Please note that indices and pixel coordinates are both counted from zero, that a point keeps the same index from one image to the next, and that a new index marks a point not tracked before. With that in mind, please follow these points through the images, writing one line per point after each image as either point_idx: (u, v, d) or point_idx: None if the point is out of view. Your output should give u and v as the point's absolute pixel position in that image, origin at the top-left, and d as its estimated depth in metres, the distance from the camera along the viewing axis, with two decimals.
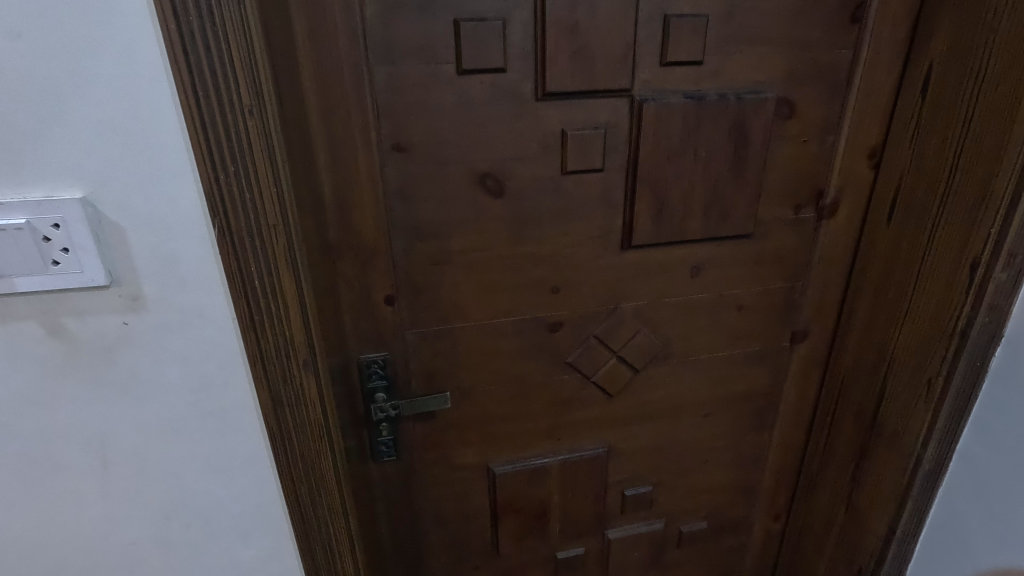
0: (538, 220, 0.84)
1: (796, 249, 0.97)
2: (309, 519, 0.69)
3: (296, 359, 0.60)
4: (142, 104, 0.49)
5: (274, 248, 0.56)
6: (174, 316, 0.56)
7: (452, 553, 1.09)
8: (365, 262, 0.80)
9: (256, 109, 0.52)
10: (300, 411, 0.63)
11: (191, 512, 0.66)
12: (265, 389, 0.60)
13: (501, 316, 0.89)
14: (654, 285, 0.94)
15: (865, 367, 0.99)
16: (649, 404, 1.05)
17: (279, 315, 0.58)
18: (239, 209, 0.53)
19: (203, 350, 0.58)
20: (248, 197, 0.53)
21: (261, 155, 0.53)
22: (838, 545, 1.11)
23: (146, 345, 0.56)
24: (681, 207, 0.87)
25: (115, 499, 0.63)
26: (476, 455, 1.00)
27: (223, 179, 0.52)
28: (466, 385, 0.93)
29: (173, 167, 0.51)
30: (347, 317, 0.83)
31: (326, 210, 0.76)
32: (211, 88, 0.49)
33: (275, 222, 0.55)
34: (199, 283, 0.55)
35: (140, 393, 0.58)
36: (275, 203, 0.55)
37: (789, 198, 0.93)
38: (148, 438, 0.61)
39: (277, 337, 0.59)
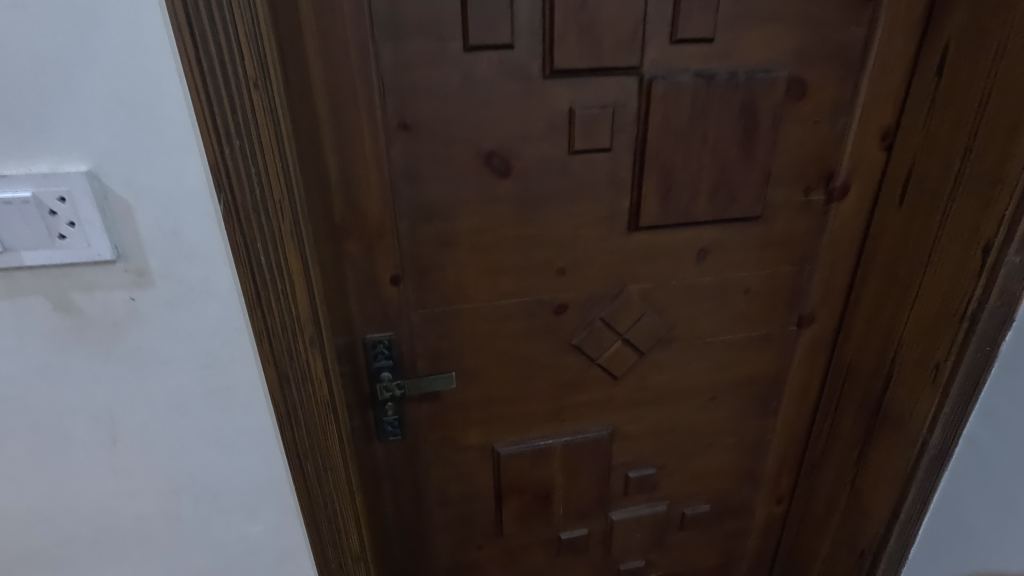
0: (544, 201, 0.83)
1: (804, 232, 0.96)
2: (316, 495, 0.69)
3: (302, 336, 0.61)
4: (147, 76, 0.48)
5: (280, 224, 0.56)
6: (181, 292, 0.56)
7: (457, 532, 1.10)
8: (371, 242, 0.79)
9: (261, 84, 0.52)
10: (306, 389, 0.63)
11: (199, 487, 0.66)
12: (271, 366, 0.60)
13: (506, 298, 0.89)
14: (660, 268, 0.93)
15: (872, 352, 0.98)
16: (654, 387, 1.05)
17: (286, 292, 0.58)
18: (245, 185, 0.53)
19: (210, 327, 0.58)
20: (253, 172, 0.53)
21: (266, 130, 0.53)
22: (841, 529, 1.11)
23: (152, 320, 0.57)
24: (689, 189, 0.86)
25: (124, 473, 0.63)
26: (481, 436, 1.01)
27: (230, 154, 0.52)
28: (471, 367, 0.93)
29: (178, 141, 0.51)
30: (353, 297, 0.83)
31: (331, 188, 0.75)
32: (218, 61, 0.49)
33: (279, 198, 0.55)
34: (205, 258, 0.55)
35: (148, 368, 0.59)
36: (279, 178, 0.55)
37: (798, 181, 0.92)
38: (155, 413, 0.61)
39: (284, 315, 0.59)
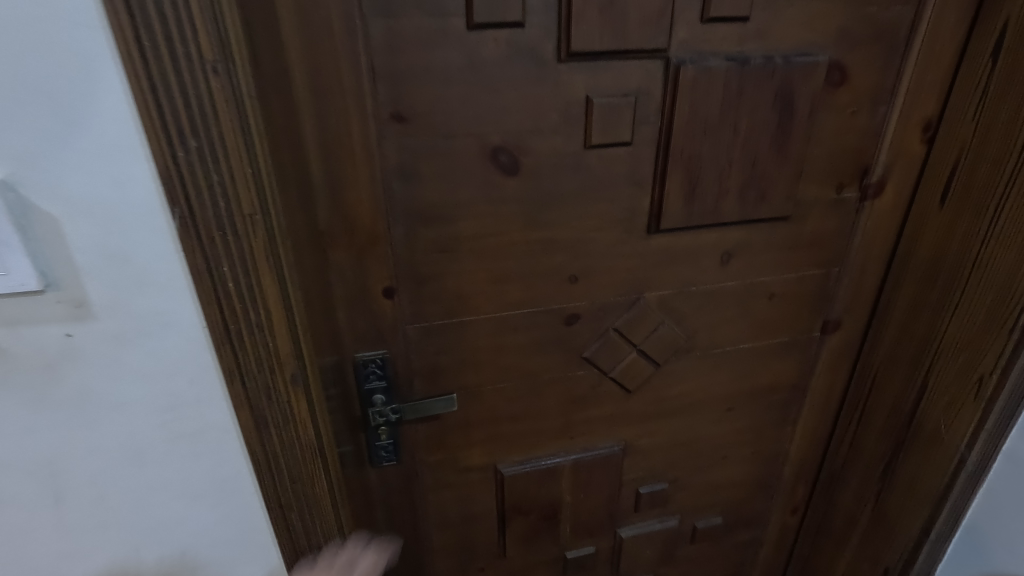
0: (556, 201, 0.74)
1: (834, 232, 0.88)
2: (301, 547, 0.62)
3: (282, 374, 0.52)
4: (75, 62, 0.38)
5: (252, 243, 0.47)
6: (135, 322, 0.46)
7: (457, 556, 1.02)
8: (361, 250, 0.70)
9: (229, 80, 0.43)
10: (289, 432, 0.55)
11: (164, 544, 0.57)
12: (246, 408, 0.52)
13: (513, 308, 0.80)
14: (680, 273, 0.85)
15: (904, 362, 0.92)
16: (669, 400, 0.97)
17: (261, 321, 0.50)
18: (206, 199, 0.44)
19: (172, 362, 0.48)
20: (217, 181, 0.44)
21: (237, 135, 0.44)
22: (863, 544, 1.05)
23: (96, 360, 0.47)
24: (715, 187, 0.77)
25: (71, 535, 0.54)
26: (484, 456, 0.93)
27: (186, 161, 0.43)
28: (473, 384, 0.84)
29: (119, 144, 0.41)
30: (341, 312, 0.73)
31: (313, 193, 0.65)
32: (164, 50, 0.40)
33: (251, 211, 0.46)
34: (159, 285, 0.45)
35: (93, 416, 0.49)
36: (254, 192, 0.47)
37: (832, 176, 0.83)
38: (106, 466, 0.51)
39: (259, 349, 0.50)
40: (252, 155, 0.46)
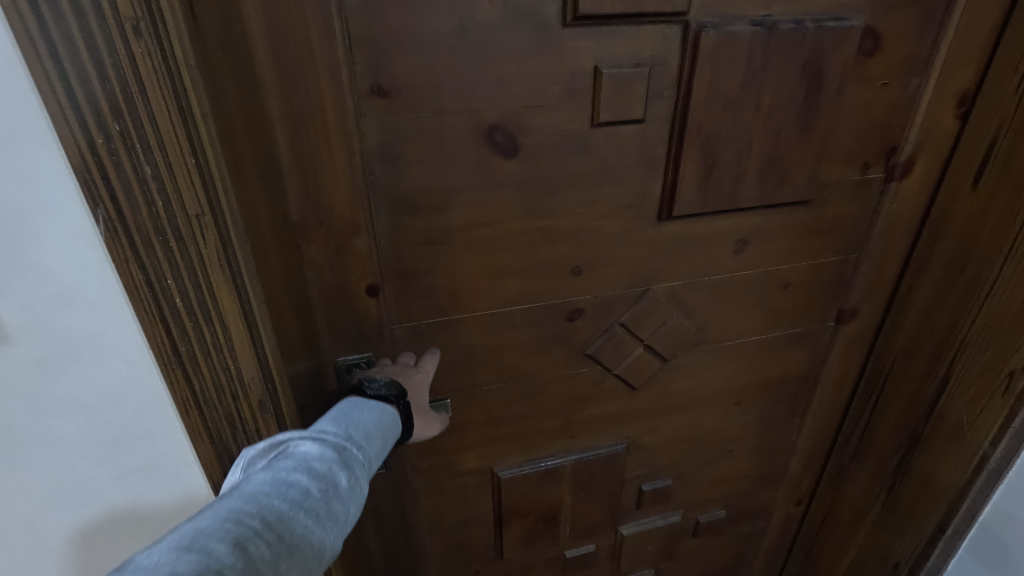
0: (559, 187, 0.66)
1: (855, 216, 0.82)
2: None
3: (239, 373, 0.51)
4: None
5: (199, 241, 0.45)
6: (62, 334, 0.46)
7: (451, 559, 0.97)
8: (340, 245, 0.61)
9: (168, 75, 0.39)
10: (246, 427, 0.54)
11: (110, 527, 0.58)
12: (193, 404, 0.51)
13: (510, 304, 0.73)
14: (692, 262, 0.78)
15: (923, 354, 0.87)
16: (675, 396, 0.91)
17: (213, 325, 0.48)
18: (139, 201, 0.42)
19: (106, 368, 0.48)
20: (148, 172, 0.41)
21: (180, 136, 0.41)
22: (871, 537, 1.02)
23: (24, 357, 0.46)
24: (733, 169, 0.70)
25: (16, 518, 0.55)
26: (479, 459, 0.86)
27: (111, 162, 0.40)
28: (467, 385, 0.78)
29: (25, 140, 0.39)
30: (319, 313, 0.65)
31: (277, 182, 0.56)
32: (82, 41, 0.36)
33: (196, 211, 0.44)
34: (84, 283, 0.44)
35: (30, 409, 0.49)
36: (201, 196, 0.44)
37: (857, 156, 0.76)
38: (45, 457, 0.51)
39: (217, 348, 0.50)
40: (191, 146, 0.42)
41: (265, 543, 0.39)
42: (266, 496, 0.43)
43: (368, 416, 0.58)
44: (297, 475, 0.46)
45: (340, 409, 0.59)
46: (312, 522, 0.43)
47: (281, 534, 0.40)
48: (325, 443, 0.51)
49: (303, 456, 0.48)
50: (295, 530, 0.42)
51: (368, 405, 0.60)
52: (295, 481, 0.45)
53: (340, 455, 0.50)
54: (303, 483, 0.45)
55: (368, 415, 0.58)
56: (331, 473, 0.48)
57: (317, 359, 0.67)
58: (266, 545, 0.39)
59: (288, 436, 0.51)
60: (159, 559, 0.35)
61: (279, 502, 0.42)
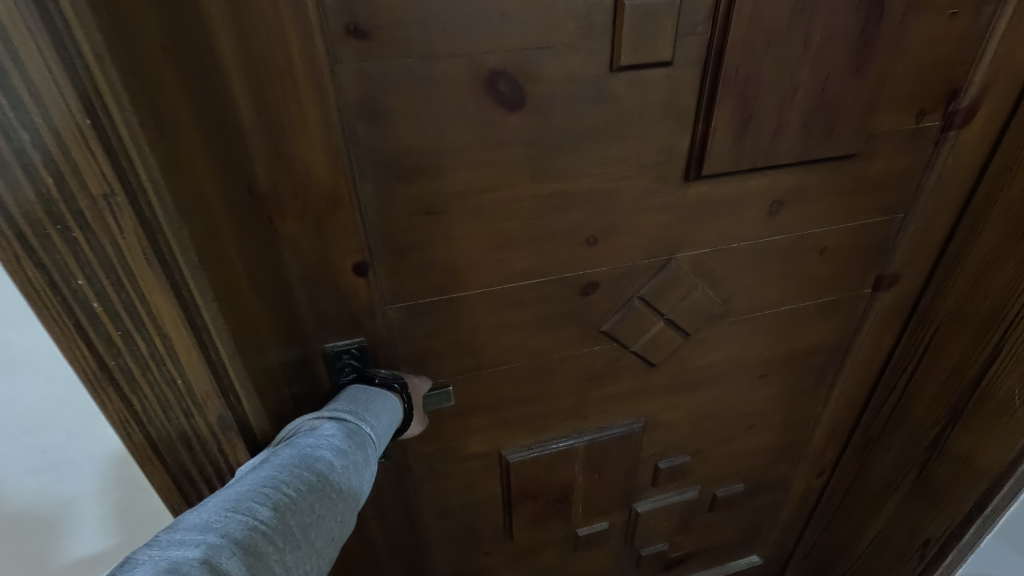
0: (571, 144, 0.57)
1: (904, 171, 0.73)
2: None
3: (182, 385, 0.45)
4: None
5: (109, 226, 0.37)
6: None
7: (458, 542, 0.93)
8: (319, 217, 0.53)
9: (38, 11, 0.30)
10: (193, 442, 0.49)
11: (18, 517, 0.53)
12: (122, 418, 0.45)
13: (517, 279, 0.65)
14: (720, 228, 0.69)
15: (971, 322, 0.80)
16: (696, 371, 0.84)
17: (143, 324, 0.42)
18: (16, 172, 0.34)
19: (30, 352, 0.45)
20: (25, 138, 0.33)
21: (64, 90, 0.32)
22: (902, 510, 0.98)
23: None
24: (774, 119, 0.60)
25: None
26: (486, 443, 0.80)
27: None
28: (471, 367, 0.71)
29: None
30: (301, 296, 0.57)
31: (236, 150, 0.48)
32: None
33: (100, 189, 0.36)
34: None
35: None
36: (107, 171, 0.35)
37: (914, 101, 0.66)
38: None
39: (157, 353, 0.43)
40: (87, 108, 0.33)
41: (299, 510, 0.38)
42: (296, 466, 0.41)
43: (375, 399, 0.57)
44: (321, 450, 0.44)
45: (347, 395, 0.58)
46: (337, 495, 0.41)
47: (313, 503, 0.39)
48: (341, 423, 0.50)
49: (324, 434, 0.47)
50: (323, 500, 0.40)
51: (374, 394, 0.59)
52: (320, 455, 0.44)
53: (357, 434, 0.49)
54: (326, 458, 0.44)
55: (376, 402, 0.57)
56: (350, 451, 0.47)
57: (302, 347, 0.60)
58: (300, 512, 0.38)
59: (304, 418, 0.50)
60: (205, 518, 0.34)
61: (309, 471, 0.41)
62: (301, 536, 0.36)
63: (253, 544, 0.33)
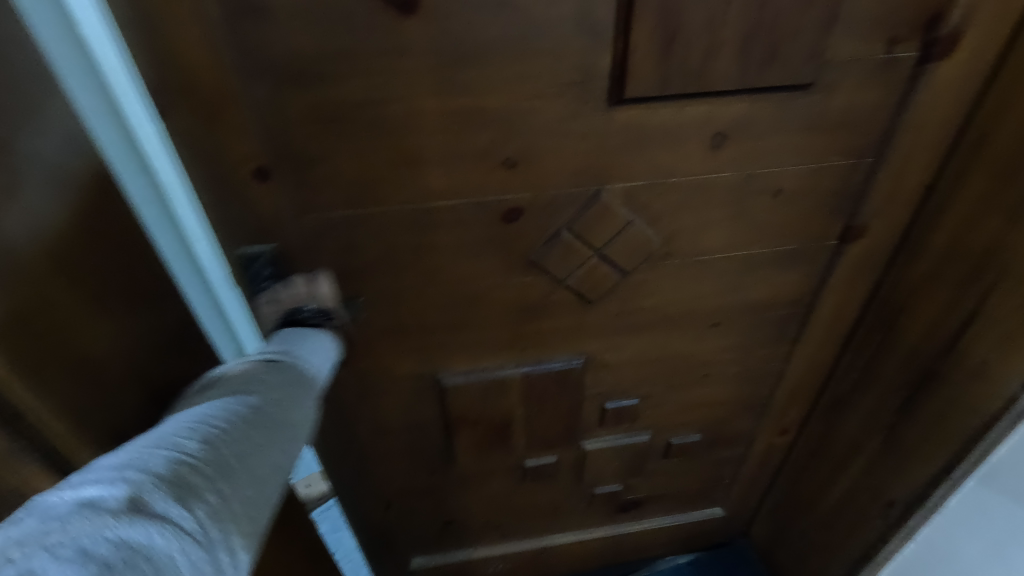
0: (474, 55, 0.55)
1: (873, 109, 0.65)
2: None
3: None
4: None
5: None
6: None
7: (404, 458, 0.97)
8: (212, 116, 0.54)
9: None
10: None
11: None
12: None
13: (433, 198, 0.64)
14: (654, 160, 0.65)
15: (948, 281, 0.75)
16: (639, 314, 0.82)
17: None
18: None
19: None
20: None
21: None
22: (868, 469, 0.95)
23: None
24: (704, 37, 0.55)
25: None
26: (420, 365, 0.82)
27: None
28: (394, 287, 0.72)
29: None
30: (205, 197, 0.59)
31: (143, 208, 0.58)
32: None
33: None
34: None
35: None
36: None
37: (881, 26, 0.59)
38: None
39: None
40: None
41: (236, 447, 0.42)
42: (238, 411, 0.46)
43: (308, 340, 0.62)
44: (279, 411, 0.49)
45: (302, 352, 0.59)
46: (276, 443, 0.46)
47: (252, 446, 0.44)
48: (286, 371, 0.54)
49: (268, 381, 0.51)
50: (261, 443, 0.45)
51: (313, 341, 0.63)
52: (265, 411, 0.48)
53: (295, 385, 0.53)
54: (269, 413, 0.48)
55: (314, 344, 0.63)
56: (291, 401, 0.51)
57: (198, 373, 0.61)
58: (228, 457, 0.41)
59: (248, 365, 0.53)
60: (140, 452, 0.38)
61: (249, 416, 0.46)
62: (236, 468, 0.41)
63: (184, 474, 0.38)
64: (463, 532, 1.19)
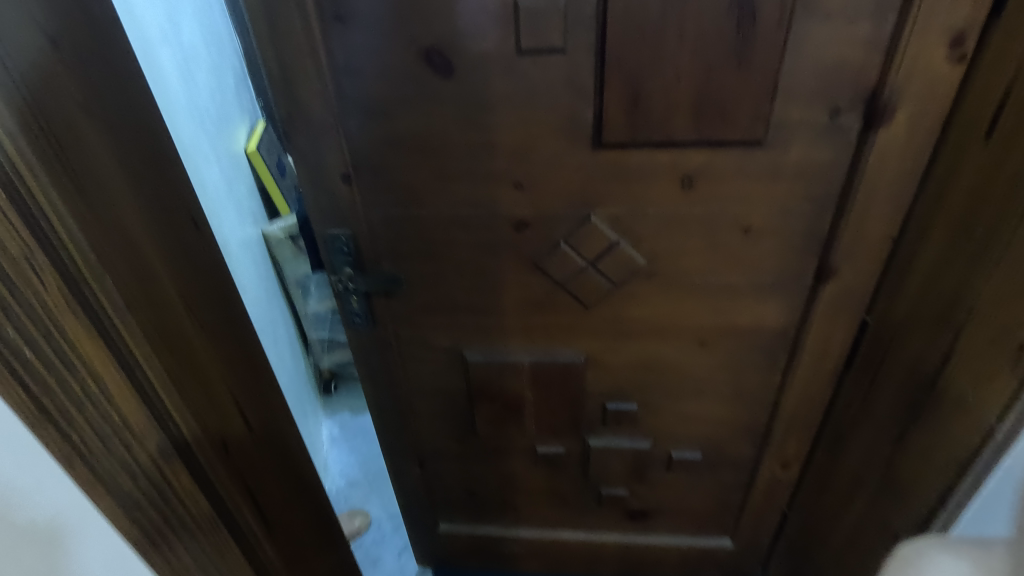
0: (493, 105, 0.77)
1: (828, 164, 0.77)
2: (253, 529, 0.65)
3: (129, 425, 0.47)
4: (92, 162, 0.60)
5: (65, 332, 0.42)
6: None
7: (436, 423, 1.18)
8: (319, 137, 0.81)
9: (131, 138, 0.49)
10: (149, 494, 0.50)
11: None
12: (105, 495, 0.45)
13: (463, 206, 0.87)
14: (633, 192, 0.83)
15: (926, 320, 0.79)
16: (631, 322, 0.98)
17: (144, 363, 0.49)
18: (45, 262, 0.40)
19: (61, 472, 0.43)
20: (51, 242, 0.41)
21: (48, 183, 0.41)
22: (869, 507, 0.94)
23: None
24: (662, 100, 0.73)
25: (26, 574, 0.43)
26: (451, 340, 1.04)
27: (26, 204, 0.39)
28: (433, 272, 0.95)
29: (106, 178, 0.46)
30: (309, 190, 0.86)
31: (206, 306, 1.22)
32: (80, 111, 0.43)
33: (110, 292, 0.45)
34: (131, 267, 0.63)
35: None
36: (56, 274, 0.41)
37: (821, 97, 0.72)
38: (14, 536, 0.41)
39: (94, 399, 0.44)
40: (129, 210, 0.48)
41: None
42: None
43: None
44: None
45: None
46: None
47: None
48: None
49: None
50: None
51: None
52: None
53: None
54: None
55: None
56: None
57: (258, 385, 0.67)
58: None
59: None
60: None
61: None
62: None
63: None
64: (484, 507, 1.36)
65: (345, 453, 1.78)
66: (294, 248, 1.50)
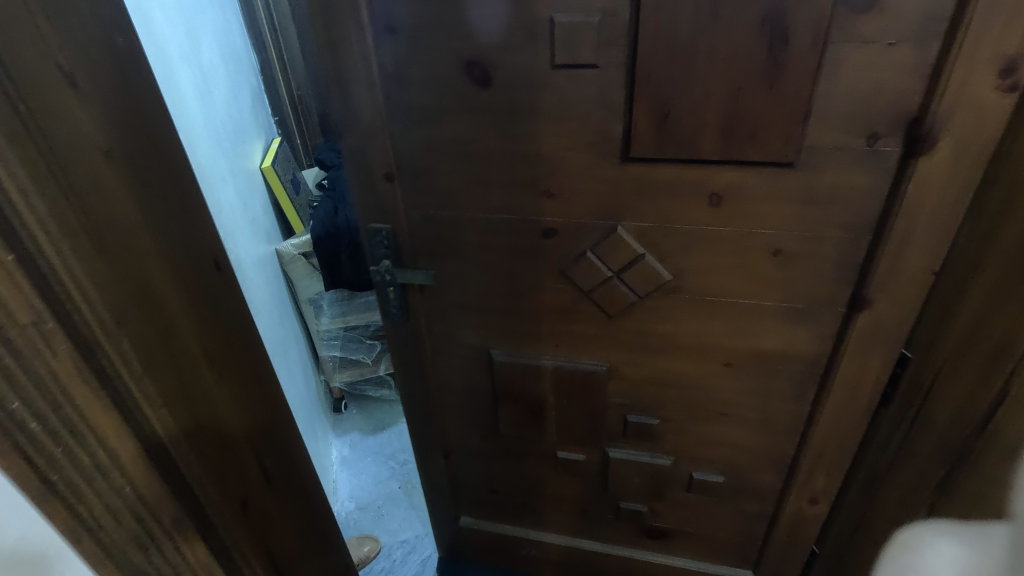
0: (527, 116, 0.81)
1: (865, 191, 0.75)
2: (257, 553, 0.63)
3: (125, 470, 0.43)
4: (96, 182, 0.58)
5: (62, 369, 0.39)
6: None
7: (461, 417, 1.23)
8: (366, 138, 0.88)
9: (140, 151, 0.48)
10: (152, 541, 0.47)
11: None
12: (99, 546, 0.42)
13: (496, 211, 0.91)
14: (660, 207, 0.83)
15: (973, 360, 0.71)
16: (655, 337, 0.98)
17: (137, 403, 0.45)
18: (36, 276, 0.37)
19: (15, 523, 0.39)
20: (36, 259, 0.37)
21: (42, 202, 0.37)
22: None
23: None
24: (691, 118, 0.74)
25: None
26: (479, 338, 1.08)
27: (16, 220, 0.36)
28: (464, 271, 1.00)
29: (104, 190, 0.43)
30: (356, 186, 0.93)
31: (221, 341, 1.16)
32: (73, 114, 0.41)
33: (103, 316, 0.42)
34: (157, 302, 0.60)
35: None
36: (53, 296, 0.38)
37: (858, 122, 0.70)
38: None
39: (90, 445, 0.41)
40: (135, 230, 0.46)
41: None
42: None
43: None
44: None
45: None
46: None
47: None
48: None
49: None
50: None
51: None
52: None
53: None
54: None
55: None
56: None
57: (249, 394, 0.63)
58: None
59: None
60: None
61: None
62: None
63: None
64: (505, 506, 1.39)
65: (355, 475, 1.80)
66: (306, 265, 1.57)
